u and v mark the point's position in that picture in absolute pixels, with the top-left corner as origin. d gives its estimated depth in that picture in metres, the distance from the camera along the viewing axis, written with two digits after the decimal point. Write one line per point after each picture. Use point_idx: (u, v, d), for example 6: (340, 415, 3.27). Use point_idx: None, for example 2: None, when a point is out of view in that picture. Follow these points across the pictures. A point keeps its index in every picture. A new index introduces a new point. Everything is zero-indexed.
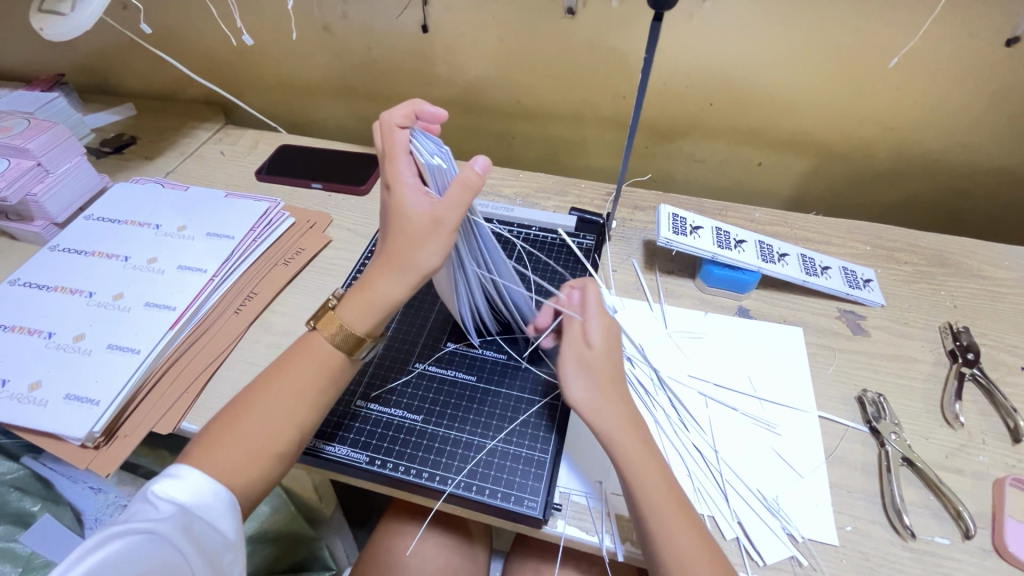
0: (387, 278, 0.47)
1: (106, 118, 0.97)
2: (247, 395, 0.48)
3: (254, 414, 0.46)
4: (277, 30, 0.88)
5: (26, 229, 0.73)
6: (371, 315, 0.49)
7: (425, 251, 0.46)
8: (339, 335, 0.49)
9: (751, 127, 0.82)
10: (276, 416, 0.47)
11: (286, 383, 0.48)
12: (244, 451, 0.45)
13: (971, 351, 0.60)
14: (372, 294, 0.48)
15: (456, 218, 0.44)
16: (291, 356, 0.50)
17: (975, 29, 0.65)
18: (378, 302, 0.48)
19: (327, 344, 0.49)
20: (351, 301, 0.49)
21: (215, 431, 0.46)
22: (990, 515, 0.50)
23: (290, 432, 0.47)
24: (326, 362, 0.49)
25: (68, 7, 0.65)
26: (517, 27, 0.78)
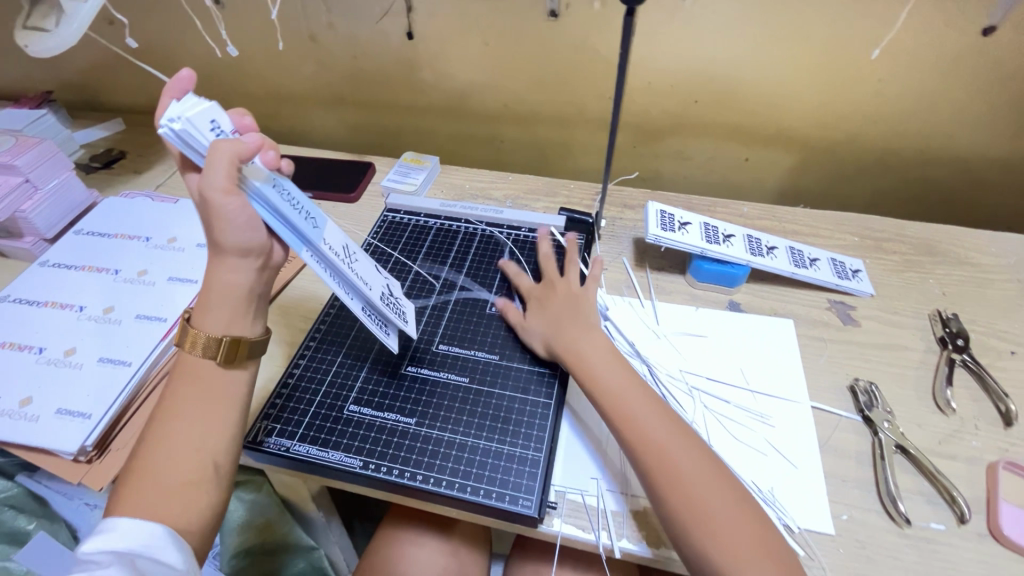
0: (221, 267, 0.44)
1: (95, 133, 0.97)
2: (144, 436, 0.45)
3: (156, 449, 0.43)
4: (263, 41, 0.88)
5: (15, 245, 0.73)
6: (217, 312, 0.45)
7: (225, 230, 0.42)
8: (205, 346, 0.45)
9: (737, 123, 0.82)
10: (177, 446, 0.43)
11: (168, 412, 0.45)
12: (160, 487, 0.42)
13: (960, 337, 0.61)
14: (217, 287, 0.45)
15: (222, 191, 0.39)
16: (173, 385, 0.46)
17: (952, 20, 0.66)
18: (224, 295, 0.45)
19: (197, 359, 0.46)
20: (202, 308, 0.45)
21: (128, 477, 0.43)
22: (985, 500, 0.50)
23: (202, 451, 0.44)
24: (201, 378, 0.46)
25: (52, 23, 0.64)
26: (501, 31, 0.78)
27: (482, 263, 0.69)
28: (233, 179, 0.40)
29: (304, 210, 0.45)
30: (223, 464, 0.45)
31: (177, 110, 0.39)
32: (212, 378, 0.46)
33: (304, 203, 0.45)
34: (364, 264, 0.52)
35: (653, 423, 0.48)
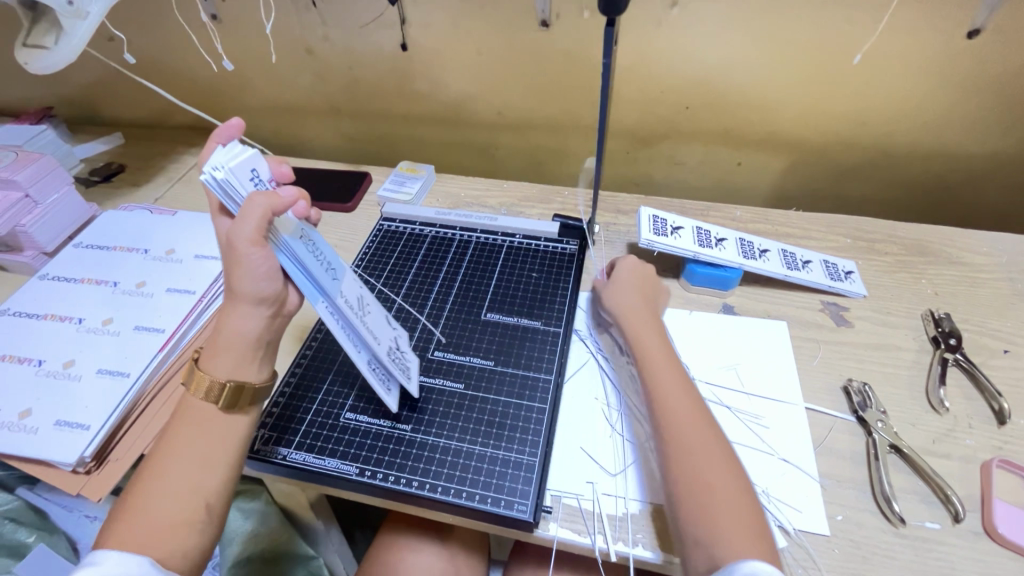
0: (233, 311, 0.44)
1: (96, 148, 0.98)
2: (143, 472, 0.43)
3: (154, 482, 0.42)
4: (259, 54, 0.90)
5: (15, 259, 0.74)
6: (226, 355, 0.44)
7: (242, 276, 0.42)
8: (209, 389, 0.44)
9: (729, 128, 0.83)
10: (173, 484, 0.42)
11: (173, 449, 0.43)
12: (152, 523, 0.41)
13: (953, 336, 0.61)
14: (225, 332, 0.44)
15: (249, 240, 0.40)
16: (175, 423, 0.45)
17: (936, 24, 0.67)
18: (231, 341, 0.44)
19: (201, 404, 0.45)
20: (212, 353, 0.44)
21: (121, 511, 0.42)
22: (980, 499, 0.50)
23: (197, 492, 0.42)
24: (205, 419, 0.45)
25: (51, 40, 0.66)
26: (493, 41, 0.80)
27: (477, 270, 0.70)
28: (262, 231, 0.40)
29: (326, 263, 0.45)
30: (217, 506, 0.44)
31: (222, 159, 0.40)
32: (220, 421, 0.45)
33: (327, 254, 0.46)
34: (376, 318, 0.51)
35: (663, 369, 0.52)
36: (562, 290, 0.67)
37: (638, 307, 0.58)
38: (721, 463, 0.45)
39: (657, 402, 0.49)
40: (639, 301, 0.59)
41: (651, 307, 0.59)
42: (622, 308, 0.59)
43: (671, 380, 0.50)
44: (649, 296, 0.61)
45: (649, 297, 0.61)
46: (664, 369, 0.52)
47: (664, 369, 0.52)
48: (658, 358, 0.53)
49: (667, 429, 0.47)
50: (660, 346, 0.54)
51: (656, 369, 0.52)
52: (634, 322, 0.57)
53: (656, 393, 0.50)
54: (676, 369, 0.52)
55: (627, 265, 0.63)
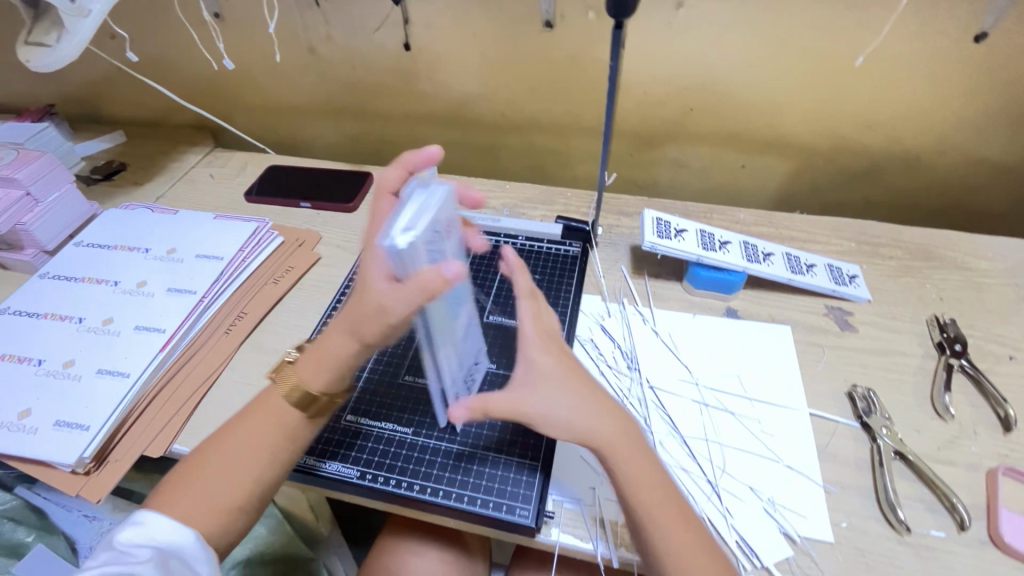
0: (336, 335, 0.45)
1: (97, 145, 0.98)
2: (207, 450, 0.47)
3: (211, 461, 0.47)
4: (261, 53, 0.89)
5: (16, 257, 0.74)
6: (319, 372, 0.46)
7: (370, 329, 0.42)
8: (294, 392, 0.47)
9: (732, 130, 0.83)
10: (226, 474, 0.46)
11: (239, 442, 0.47)
12: (199, 499, 0.45)
13: (958, 342, 0.61)
14: (322, 351, 0.46)
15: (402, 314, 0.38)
16: (252, 410, 0.49)
17: (943, 27, 0.66)
18: (327, 360, 0.45)
19: (282, 400, 0.48)
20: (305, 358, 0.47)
21: (177, 476, 0.47)
22: (985, 506, 0.49)
23: (251, 481, 0.46)
24: (281, 418, 0.48)
25: (53, 38, 0.65)
26: (496, 41, 0.79)
27: (480, 271, 0.70)
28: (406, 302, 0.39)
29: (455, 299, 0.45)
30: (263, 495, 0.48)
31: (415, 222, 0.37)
32: (294, 422, 0.48)
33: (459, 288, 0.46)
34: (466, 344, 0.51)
35: (670, 523, 0.43)
36: (565, 293, 0.67)
37: (604, 420, 0.46)
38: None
39: (670, 569, 0.42)
40: (603, 409, 0.46)
41: (572, 408, 0.45)
42: (585, 425, 0.45)
43: (679, 539, 0.43)
44: (576, 388, 0.46)
45: (578, 385, 0.46)
46: (669, 521, 0.44)
47: (668, 522, 0.44)
48: (665, 512, 0.44)
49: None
50: (654, 486, 0.45)
51: (662, 521, 0.43)
52: (614, 449, 0.45)
53: (666, 559, 0.43)
54: (684, 519, 0.44)
55: (525, 311, 0.49)
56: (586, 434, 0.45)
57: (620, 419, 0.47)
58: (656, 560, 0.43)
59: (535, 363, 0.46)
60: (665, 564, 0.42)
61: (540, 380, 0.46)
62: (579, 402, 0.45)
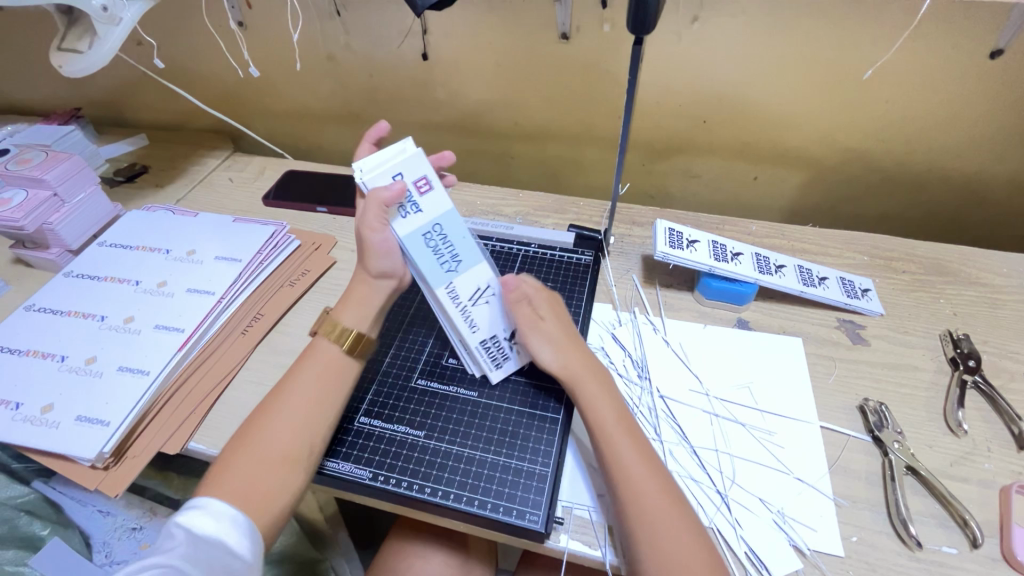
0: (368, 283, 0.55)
1: (120, 148, 1.00)
2: (260, 411, 0.50)
3: (261, 423, 0.49)
4: (283, 61, 0.92)
5: (41, 256, 0.76)
6: (361, 309, 0.55)
7: (379, 260, 0.53)
8: (339, 336, 0.54)
9: (745, 142, 0.84)
10: (284, 425, 0.49)
11: (293, 399, 0.50)
12: (255, 461, 0.47)
13: (972, 358, 0.60)
14: (362, 294, 0.55)
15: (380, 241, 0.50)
16: (297, 365, 0.54)
17: (958, 43, 0.66)
18: (366, 302, 0.55)
19: (330, 346, 0.54)
20: (344, 305, 0.55)
21: (230, 446, 0.49)
22: (998, 524, 0.49)
23: (304, 432, 0.49)
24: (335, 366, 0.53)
25: (86, 45, 0.67)
26: (512, 51, 0.81)
27: None
28: (381, 219, 0.49)
29: (448, 255, 0.51)
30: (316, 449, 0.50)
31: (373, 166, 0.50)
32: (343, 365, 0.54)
33: (456, 246, 0.51)
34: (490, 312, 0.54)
35: (625, 444, 0.47)
36: (576, 300, 0.67)
37: (576, 356, 0.52)
38: (683, 532, 0.43)
39: (619, 483, 0.46)
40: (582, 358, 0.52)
41: (558, 346, 0.53)
42: (560, 359, 0.52)
43: (637, 465, 0.46)
44: (569, 333, 0.54)
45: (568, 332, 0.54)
46: (623, 441, 0.48)
47: (623, 443, 0.47)
48: (621, 435, 0.48)
49: (630, 512, 0.44)
50: (615, 411, 0.50)
51: (617, 440, 0.48)
52: (582, 383, 0.51)
53: (617, 473, 0.46)
54: (640, 444, 0.48)
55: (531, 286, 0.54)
56: (561, 367, 0.52)
57: (591, 359, 0.53)
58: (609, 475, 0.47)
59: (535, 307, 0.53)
60: (615, 478, 0.46)
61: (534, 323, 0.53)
62: (566, 343, 0.53)
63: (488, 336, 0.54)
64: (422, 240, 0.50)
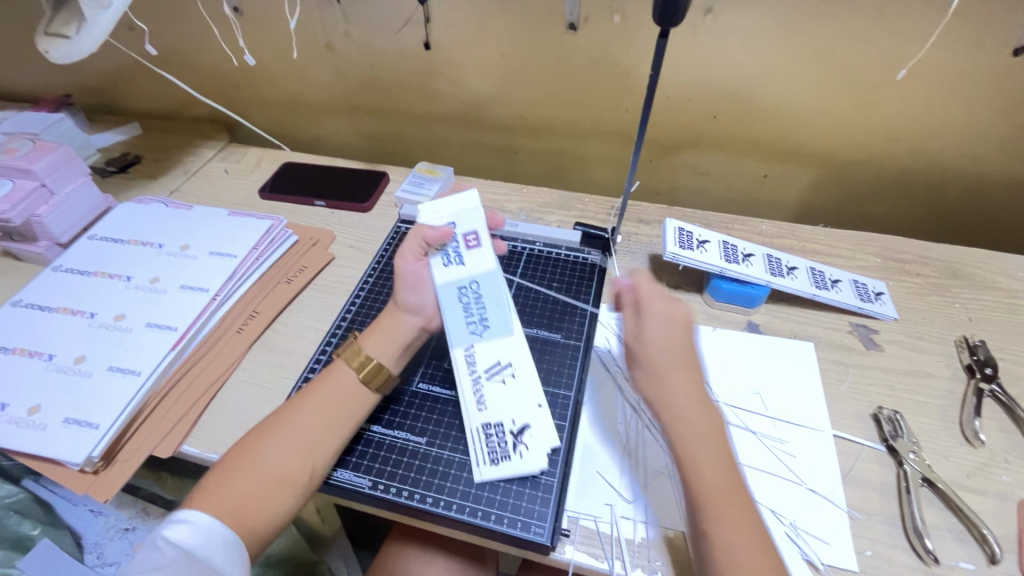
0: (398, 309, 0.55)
1: (112, 137, 0.97)
2: (268, 425, 0.49)
3: (266, 441, 0.48)
4: (279, 48, 0.89)
5: (29, 249, 0.73)
6: (385, 342, 0.53)
7: (401, 291, 0.55)
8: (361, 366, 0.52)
9: (756, 139, 0.81)
10: (287, 446, 0.47)
11: (301, 420, 0.49)
12: (253, 479, 0.46)
13: (989, 365, 0.59)
14: (391, 323, 0.54)
15: (406, 268, 0.55)
16: (314, 385, 0.52)
17: (981, 39, 0.64)
18: (392, 333, 0.54)
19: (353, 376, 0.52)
20: (371, 334, 0.54)
21: (231, 457, 0.48)
22: (1016, 539, 0.48)
23: (307, 456, 0.48)
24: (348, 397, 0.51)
25: (73, 30, 0.64)
26: (518, 42, 0.78)
27: None
28: (420, 250, 0.56)
29: (473, 317, 0.55)
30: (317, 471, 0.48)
31: (441, 210, 0.59)
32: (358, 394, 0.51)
33: (486, 311, 0.55)
34: (506, 390, 0.53)
35: (725, 513, 0.43)
36: (582, 301, 0.65)
37: (699, 412, 0.47)
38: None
39: (715, 554, 0.42)
40: (683, 392, 0.48)
41: (684, 391, 0.48)
42: (683, 410, 0.47)
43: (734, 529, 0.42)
44: (694, 381, 0.49)
45: (693, 378, 0.49)
46: (723, 505, 0.44)
47: (729, 514, 0.43)
48: (728, 506, 0.44)
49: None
50: (718, 467, 0.45)
51: (721, 510, 0.43)
52: (680, 425, 0.47)
53: (715, 544, 0.42)
54: (742, 511, 0.44)
55: (655, 328, 0.52)
56: (680, 418, 0.47)
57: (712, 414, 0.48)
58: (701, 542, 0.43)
59: (649, 346, 0.51)
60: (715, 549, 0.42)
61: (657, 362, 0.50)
62: (693, 396, 0.48)
63: (493, 420, 0.51)
64: (456, 291, 0.55)
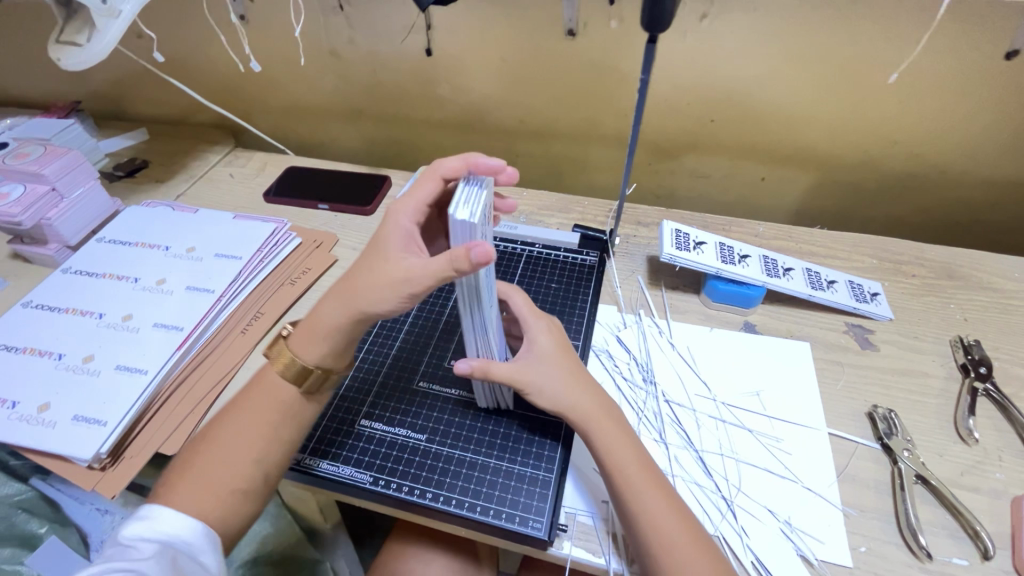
0: (330, 305, 0.48)
1: (120, 143, 0.99)
2: (210, 429, 0.49)
3: (213, 446, 0.48)
4: (284, 55, 0.90)
5: (39, 252, 0.75)
6: (316, 344, 0.48)
7: (368, 282, 0.46)
8: (290, 367, 0.49)
9: (754, 143, 0.82)
10: (230, 452, 0.47)
11: (245, 426, 0.48)
12: (208, 483, 0.46)
13: (984, 364, 0.59)
14: (316, 321, 0.49)
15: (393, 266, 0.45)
16: (247, 392, 0.51)
17: (973, 43, 0.65)
18: (320, 330, 0.48)
19: (279, 376, 0.50)
20: (297, 334, 0.50)
21: (176, 469, 0.48)
22: (1009, 536, 0.48)
23: (256, 458, 0.48)
24: (283, 400, 0.50)
25: (85, 37, 0.66)
26: (518, 48, 0.79)
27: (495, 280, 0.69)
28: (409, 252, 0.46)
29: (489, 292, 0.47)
30: (270, 478, 0.49)
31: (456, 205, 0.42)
32: (296, 398, 0.50)
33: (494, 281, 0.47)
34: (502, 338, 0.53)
35: (645, 491, 0.45)
36: (581, 301, 0.66)
37: (588, 397, 0.49)
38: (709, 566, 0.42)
39: (645, 525, 0.44)
40: (585, 387, 0.50)
41: (561, 382, 0.49)
42: (568, 399, 0.49)
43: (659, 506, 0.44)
44: (567, 366, 0.51)
45: (568, 365, 0.51)
46: (642, 487, 0.45)
47: (647, 493, 0.45)
48: (641, 480, 0.46)
49: (656, 553, 0.43)
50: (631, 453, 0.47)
51: (641, 490, 0.45)
52: (592, 421, 0.48)
53: (643, 516, 0.44)
54: (659, 486, 0.46)
55: (539, 326, 0.53)
56: (569, 408, 0.49)
57: (600, 397, 0.50)
58: (631, 517, 0.44)
59: (537, 345, 0.51)
60: (641, 521, 0.44)
61: (540, 356, 0.51)
62: (570, 378, 0.50)
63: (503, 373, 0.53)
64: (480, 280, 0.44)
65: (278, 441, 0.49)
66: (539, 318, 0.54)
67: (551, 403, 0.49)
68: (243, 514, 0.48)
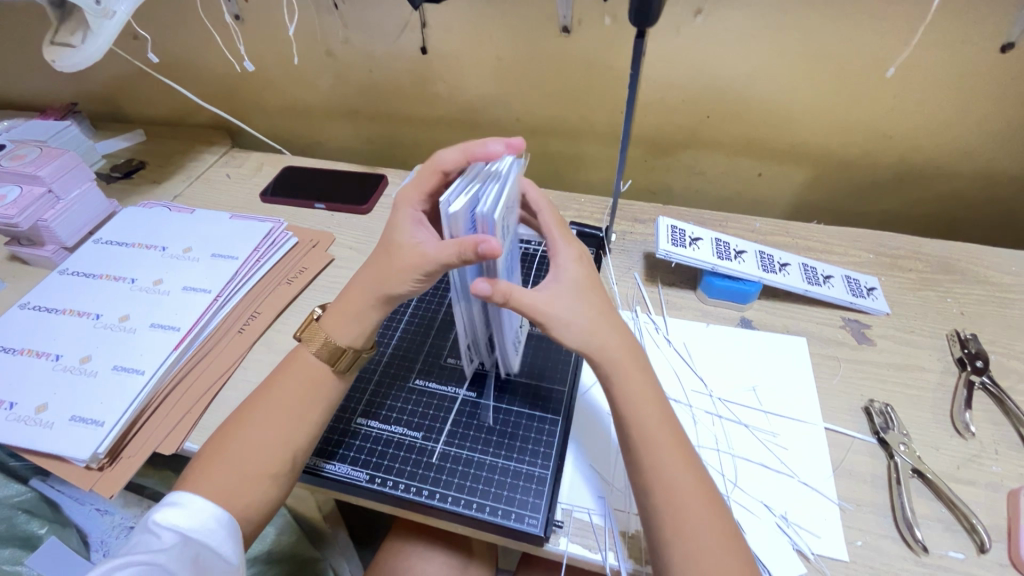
0: (362, 286, 0.50)
1: (117, 144, 0.99)
2: (238, 416, 0.50)
3: (239, 431, 0.48)
4: (279, 54, 0.90)
5: (37, 253, 0.75)
6: (346, 326, 0.51)
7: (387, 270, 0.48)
8: (324, 348, 0.51)
9: (750, 138, 0.82)
10: (256, 436, 0.48)
11: (274, 406, 0.49)
12: (234, 470, 0.46)
13: (980, 358, 0.59)
14: (348, 304, 0.51)
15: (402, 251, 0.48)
16: (279, 373, 0.52)
17: (969, 36, 0.65)
18: (353, 311, 0.50)
19: (313, 357, 0.51)
20: (331, 313, 0.51)
21: (205, 455, 0.48)
22: (1005, 528, 0.48)
23: (283, 445, 0.48)
24: (314, 384, 0.51)
25: (78, 39, 0.66)
26: (513, 45, 0.79)
27: None
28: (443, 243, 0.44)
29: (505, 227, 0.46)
30: (297, 462, 0.49)
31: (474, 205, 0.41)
32: (326, 381, 0.51)
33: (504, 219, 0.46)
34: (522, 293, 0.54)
35: (668, 460, 0.44)
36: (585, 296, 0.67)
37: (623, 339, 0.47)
38: (717, 535, 0.41)
39: (658, 485, 0.43)
40: (614, 326, 0.47)
41: (583, 315, 0.46)
42: (595, 339, 0.46)
43: (682, 478, 0.43)
44: (593, 299, 0.48)
45: (596, 298, 0.48)
46: (671, 453, 0.44)
47: (672, 455, 0.44)
48: (660, 441, 0.44)
49: (666, 512, 0.42)
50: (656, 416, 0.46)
51: (666, 453, 0.44)
52: (617, 366, 0.46)
53: (657, 478, 0.43)
54: (688, 451, 0.44)
55: (569, 253, 0.50)
56: (595, 347, 0.46)
57: (631, 343, 0.48)
58: (643, 480, 0.44)
59: (564, 274, 0.48)
60: (660, 483, 0.43)
61: (567, 286, 0.47)
62: (597, 311, 0.47)
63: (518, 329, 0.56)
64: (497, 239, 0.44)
65: (308, 424, 0.49)
66: (570, 245, 0.50)
67: (574, 339, 0.46)
68: (266, 503, 0.47)
